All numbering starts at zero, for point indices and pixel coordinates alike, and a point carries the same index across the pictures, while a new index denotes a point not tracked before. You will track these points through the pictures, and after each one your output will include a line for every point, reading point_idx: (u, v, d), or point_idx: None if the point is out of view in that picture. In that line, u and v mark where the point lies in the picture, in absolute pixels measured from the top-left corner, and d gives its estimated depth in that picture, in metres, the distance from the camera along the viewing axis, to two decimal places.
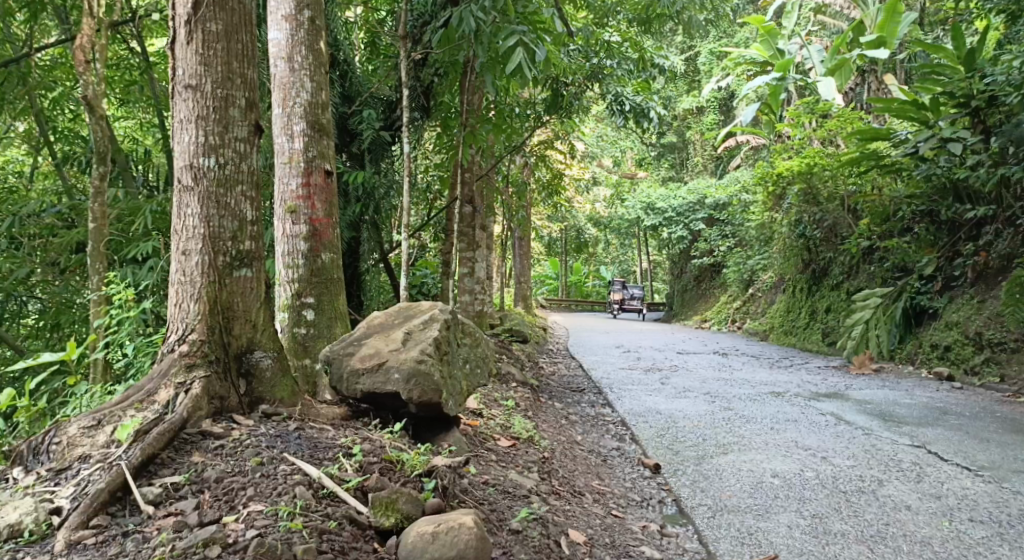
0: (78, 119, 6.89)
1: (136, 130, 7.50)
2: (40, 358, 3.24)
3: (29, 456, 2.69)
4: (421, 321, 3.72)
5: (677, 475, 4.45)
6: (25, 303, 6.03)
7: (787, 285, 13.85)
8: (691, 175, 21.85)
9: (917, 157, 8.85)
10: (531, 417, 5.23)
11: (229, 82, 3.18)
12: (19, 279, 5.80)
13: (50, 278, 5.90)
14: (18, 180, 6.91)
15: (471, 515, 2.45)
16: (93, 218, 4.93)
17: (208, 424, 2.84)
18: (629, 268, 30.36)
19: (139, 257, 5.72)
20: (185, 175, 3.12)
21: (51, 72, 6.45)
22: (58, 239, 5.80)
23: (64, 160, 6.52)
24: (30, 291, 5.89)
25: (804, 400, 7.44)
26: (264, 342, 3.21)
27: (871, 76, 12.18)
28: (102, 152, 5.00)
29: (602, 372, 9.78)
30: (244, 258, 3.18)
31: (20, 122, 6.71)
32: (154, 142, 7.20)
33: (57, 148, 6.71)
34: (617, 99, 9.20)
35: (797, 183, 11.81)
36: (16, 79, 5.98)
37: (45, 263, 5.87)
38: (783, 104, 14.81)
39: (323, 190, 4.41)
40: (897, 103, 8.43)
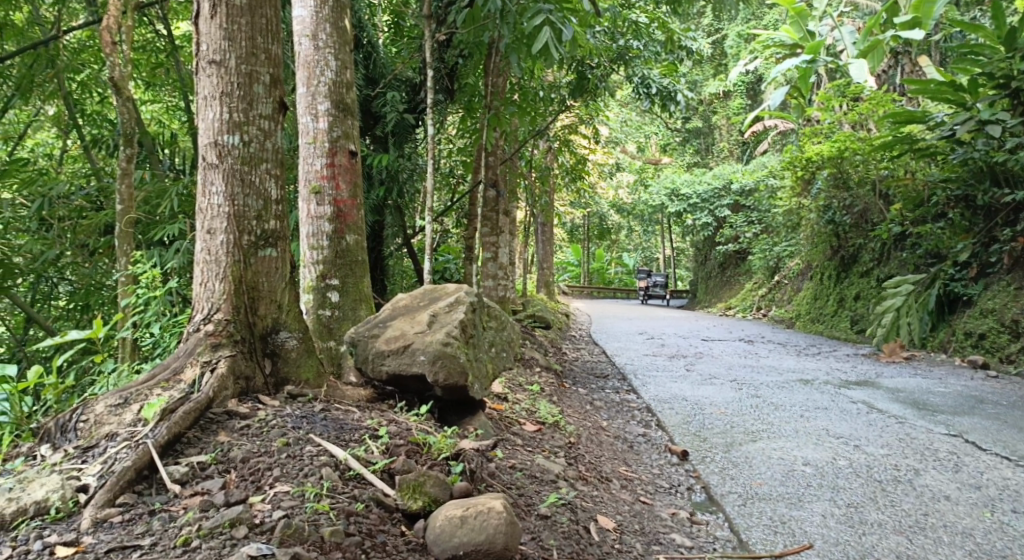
0: (106, 103, 6.90)
1: (163, 114, 7.50)
2: (66, 336, 3.21)
3: (58, 433, 2.68)
4: (446, 303, 3.67)
5: (705, 463, 4.37)
6: (56, 283, 6.09)
7: (814, 272, 13.62)
8: (717, 161, 21.54)
9: (953, 140, 8.59)
10: (556, 402, 5.16)
11: (254, 58, 3.12)
12: (49, 261, 5.83)
13: (80, 260, 5.94)
14: (48, 163, 6.95)
15: (501, 499, 2.39)
16: (121, 200, 4.93)
17: (234, 404, 2.82)
18: (652, 256, 30.09)
19: (166, 238, 5.73)
20: (210, 153, 3.07)
21: (78, 56, 6.43)
22: (87, 221, 5.83)
23: (93, 143, 6.54)
24: (60, 273, 5.93)
25: (834, 388, 7.30)
26: (289, 322, 3.18)
27: (905, 58, 11.86)
28: (129, 134, 4.99)
29: (626, 358, 9.69)
30: (269, 237, 3.14)
31: (50, 106, 6.72)
32: (181, 125, 7.20)
33: (85, 132, 6.73)
34: (644, 82, 9.09)
35: (827, 168, 11.56)
36: (46, 62, 5.97)
37: (75, 245, 5.91)
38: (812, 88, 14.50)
39: (347, 171, 4.36)
40: (934, 85, 8.22)
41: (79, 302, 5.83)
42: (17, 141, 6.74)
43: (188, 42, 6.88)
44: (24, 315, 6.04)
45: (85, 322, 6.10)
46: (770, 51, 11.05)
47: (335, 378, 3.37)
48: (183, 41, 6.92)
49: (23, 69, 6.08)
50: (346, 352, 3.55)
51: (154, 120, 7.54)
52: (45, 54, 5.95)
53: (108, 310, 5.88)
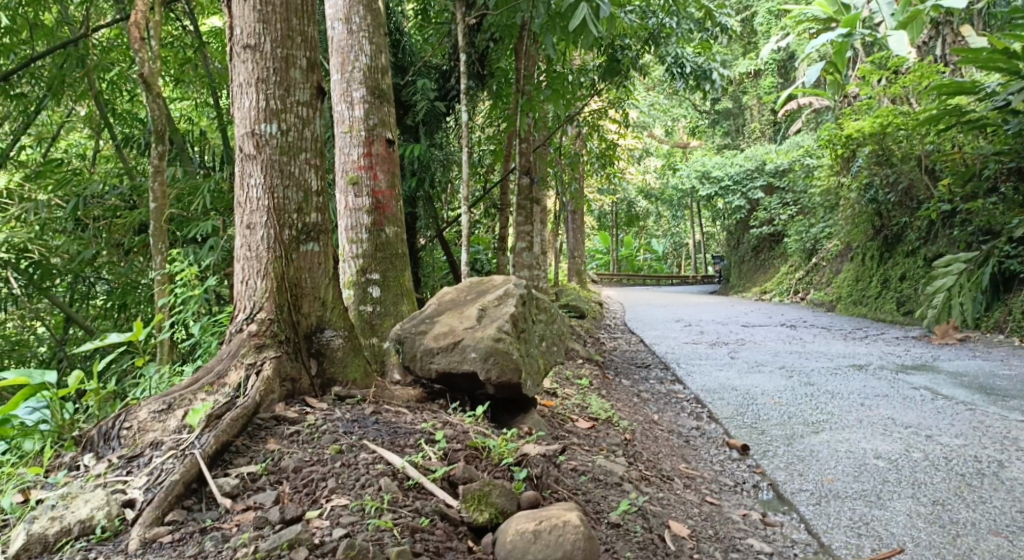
0: (137, 101, 6.81)
1: (192, 111, 7.39)
2: (106, 339, 3.07)
3: (101, 441, 2.56)
4: (495, 296, 3.48)
5: (768, 457, 4.14)
6: (93, 283, 6.01)
7: (854, 253, 13.18)
8: (748, 142, 21.06)
9: (1008, 111, 8.15)
10: (605, 397, 4.97)
11: (289, 41, 2.95)
12: (86, 261, 5.74)
13: (116, 259, 5.88)
14: (81, 164, 6.88)
15: (575, 511, 2.21)
16: (154, 197, 4.83)
17: (282, 409, 2.68)
18: (681, 241, 29.61)
19: (201, 235, 5.61)
20: (247, 143, 2.91)
21: (107, 55, 6.32)
22: (122, 219, 5.75)
23: (125, 142, 6.45)
24: (97, 272, 5.86)
25: (890, 374, 6.99)
26: (335, 320, 3.03)
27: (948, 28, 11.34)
28: (161, 130, 4.87)
29: (665, 347, 9.43)
30: (310, 231, 2.98)
31: (81, 106, 6.65)
32: (211, 122, 7.08)
33: (117, 131, 6.65)
34: (677, 62, 8.89)
35: (868, 145, 11.18)
36: (76, 61, 5.86)
37: (111, 244, 5.84)
38: (848, 63, 14.01)
39: (385, 160, 4.19)
40: (985, 52, 7.60)
41: (117, 302, 5.78)
42: (49, 143, 6.68)
43: (217, 38, 6.76)
44: (63, 315, 5.99)
45: (123, 321, 6.05)
46: (805, 27, 10.62)
47: (383, 377, 3.21)
48: (210, 37, 6.79)
49: (55, 69, 5.97)
50: (392, 349, 3.38)
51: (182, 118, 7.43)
52: (76, 52, 5.83)
53: (146, 309, 5.82)
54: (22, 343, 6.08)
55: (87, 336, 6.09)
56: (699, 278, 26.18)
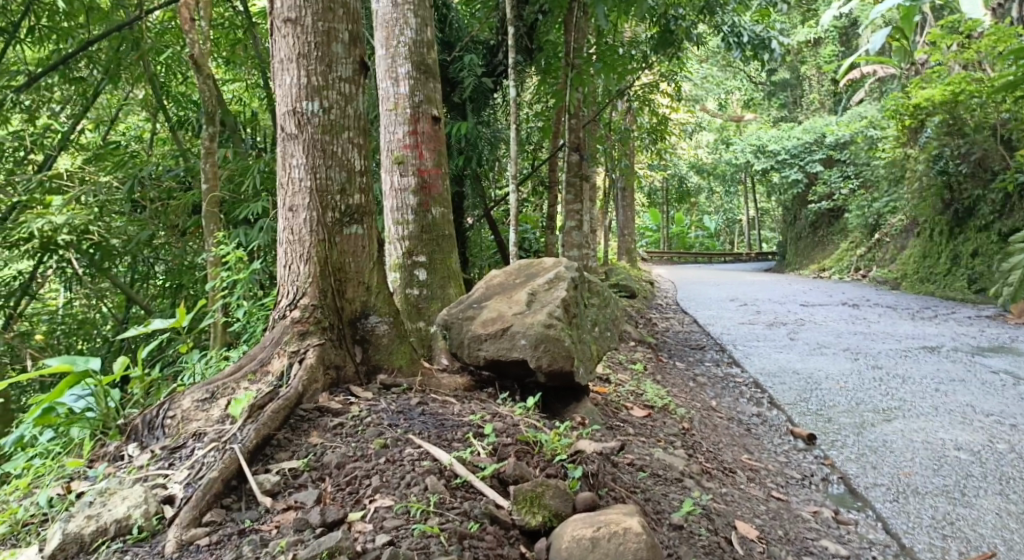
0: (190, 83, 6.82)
1: (243, 93, 7.39)
2: (151, 325, 3.02)
3: (145, 431, 2.53)
4: (545, 279, 3.31)
5: (837, 448, 3.90)
6: (151, 264, 6.08)
7: (920, 228, 12.54)
8: (806, 115, 20.28)
9: None
10: (661, 382, 4.78)
11: (331, 14, 2.82)
12: (143, 242, 5.74)
13: (172, 240, 5.92)
14: (138, 147, 6.96)
15: (635, 516, 2.05)
16: (206, 179, 4.82)
17: (326, 399, 2.58)
18: (734, 218, 28.85)
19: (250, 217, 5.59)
20: (289, 122, 2.80)
21: (161, 38, 6.31)
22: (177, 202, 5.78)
23: (178, 125, 6.47)
24: (153, 253, 5.94)
25: (966, 357, 6.60)
26: (379, 306, 2.92)
27: None
28: (211, 112, 4.84)
29: (720, 328, 9.14)
30: (354, 213, 2.87)
31: (137, 89, 6.69)
32: (261, 103, 7.06)
33: (172, 114, 6.68)
34: (734, 31, 8.49)
35: (937, 114, 10.74)
36: (131, 44, 5.89)
37: (168, 226, 5.89)
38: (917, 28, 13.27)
39: (431, 138, 4.04)
40: None
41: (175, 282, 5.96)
42: (107, 126, 6.77)
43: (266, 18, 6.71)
44: (124, 294, 6.13)
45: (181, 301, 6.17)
46: None
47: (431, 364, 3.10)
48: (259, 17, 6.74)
49: (110, 53, 6.00)
50: (439, 335, 3.25)
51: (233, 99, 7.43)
52: (130, 36, 5.85)
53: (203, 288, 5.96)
54: (87, 322, 6.25)
55: (147, 315, 6.25)
56: (753, 255, 25.47)
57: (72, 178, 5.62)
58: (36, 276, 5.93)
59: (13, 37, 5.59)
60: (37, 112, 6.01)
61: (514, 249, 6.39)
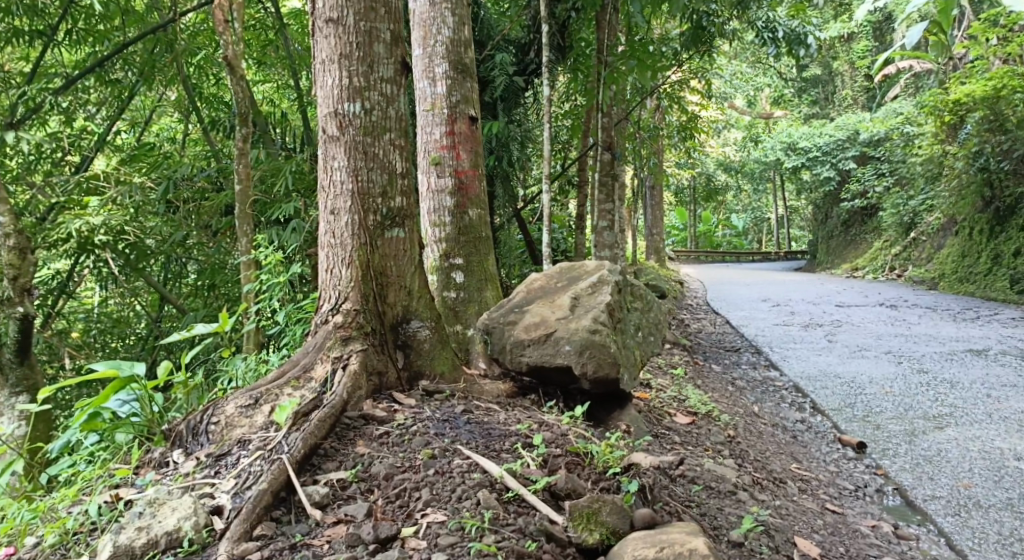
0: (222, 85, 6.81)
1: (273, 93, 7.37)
2: (194, 329, 2.98)
3: (189, 437, 2.54)
4: (589, 283, 3.22)
5: (889, 457, 3.77)
6: (184, 264, 6.11)
7: (958, 226, 12.22)
8: (839, 111, 19.91)
9: None
10: (701, 387, 4.66)
11: (373, 13, 2.76)
12: (177, 242, 5.79)
13: (204, 240, 5.95)
14: (171, 148, 6.98)
15: (697, 536, 1.97)
16: (239, 179, 4.81)
17: (370, 407, 2.53)
18: (763, 217, 28.43)
19: (283, 217, 5.58)
20: (331, 124, 2.75)
21: (194, 40, 6.30)
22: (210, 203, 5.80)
23: (211, 126, 6.46)
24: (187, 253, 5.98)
25: (1016, 362, 6.37)
26: (421, 310, 2.87)
27: None
28: (245, 113, 4.83)
29: (754, 329, 8.96)
30: (396, 216, 2.81)
31: (170, 91, 6.69)
32: (291, 104, 7.05)
33: (204, 115, 6.68)
34: (769, 26, 8.29)
35: (978, 110, 10.53)
36: (165, 46, 5.89)
37: (200, 226, 5.89)
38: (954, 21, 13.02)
39: (468, 138, 3.97)
40: None
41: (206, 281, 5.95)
42: (141, 127, 6.79)
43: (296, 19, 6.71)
44: (157, 293, 6.17)
45: (217, 302, 6.18)
46: None
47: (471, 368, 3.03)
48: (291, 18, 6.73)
49: (145, 55, 6.01)
50: (478, 339, 3.17)
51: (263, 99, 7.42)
52: (164, 37, 5.85)
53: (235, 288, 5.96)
54: (122, 320, 6.32)
55: (179, 314, 6.29)
56: (783, 254, 25.06)
57: (108, 179, 5.56)
58: (74, 276, 5.93)
59: (51, 40, 5.61)
60: (73, 114, 6.03)
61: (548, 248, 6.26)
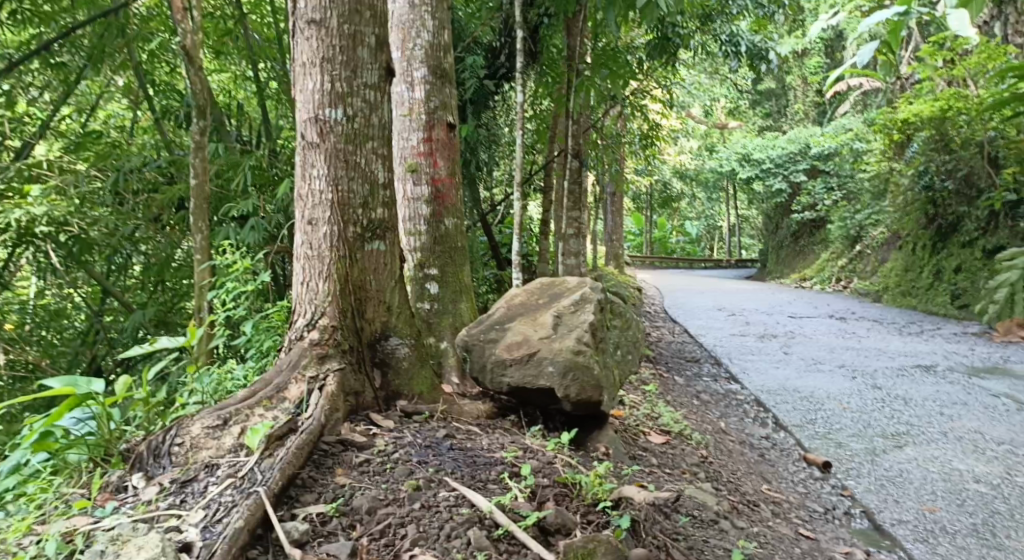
0: (176, 73, 6.48)
1: (230, 84, 7.07)
2: (157, 342, 2.82)
3: (150, 459, 2.37)
4: (571, 301, 3.17)
5: (854, 477, 3.80)
6: (129, 257, 5.72)
7: (902, 241, 12.61)
8: (791, 125, 20.39)
9: None
10: (670, 403, 4.63)
11: (358, 15, 2.62)
12: (124, 237, 5.40)
13: (153, 235, 5.57)
14: (118, 136, 6.60)
15: None
16: (195, 174, 4.57)
17: (347, 430, 2.45)
18: (715, 225, 28.94)
19: (241, 215, 5.34)
20: (310, 130, 2.64)
21: (147, 25, 5.97)
22: (159, 196, 5.44)
23: (164, 115, 6.12)
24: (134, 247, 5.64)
25: (962, 378, 6.55)
26: (400, 327, 2.79)
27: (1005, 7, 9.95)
28: (202, 105, 4.59)
29: (712, 339, 9.05)
30: (376, 229, 2.73)
31: (120, 77, 6.34)
32: (249, 96, 6.77)
33: (156, 104, 6.34)
34: (732, 40, 8.37)
35: (925, 130, 10.74)
36: (116, 31, 5.54)
37: (147, 219, 5.49)
38: (903, 42, 13.40)
39: (446, 146, 3.89)
40: None
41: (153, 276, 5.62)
42: (86, 112, 6.39)
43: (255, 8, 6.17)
44: (99, 285, 5.78)
45: (166, 297, 5.94)
46: None
47: (449, 387, 2.93)
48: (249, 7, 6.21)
49: (94, 39, 5.67)
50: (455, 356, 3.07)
51: (219, 90, 7.12)
52: (115, 21, 5.51)
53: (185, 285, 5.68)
54: (59, 312, 5.93)
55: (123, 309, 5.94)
56: (734, 262, 25.53)
57: (51, 167, 5.43)
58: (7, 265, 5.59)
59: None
60: (15, 98, 5.65)
61: (520, 256, 6.18)
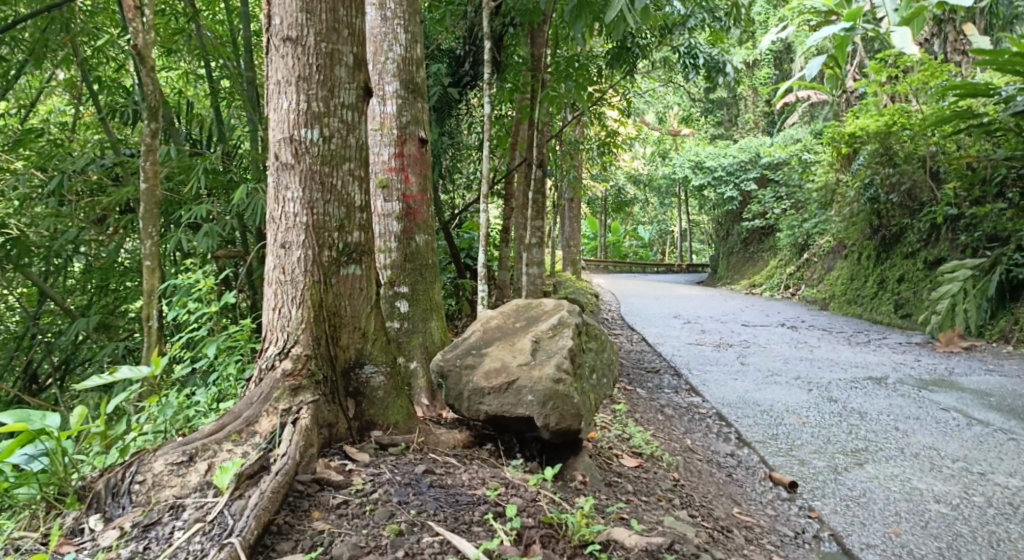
0: (123, 69, 6.14)
1: (179, 81, 6.75)
2: (116, 373, 2.68)
3: (108, 498, 2.23)
4: (549, 326, 3.14)
5: (821, 497, 3.86)
6: (70, 259, 5.38)
7: (848, 250, 12.96)
8: (741, 134, 20.76)
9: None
10: (639, 421, 4.61)
11: (335, 34, 2.55)
12: (67, 240, 5.14)
13: (98, 237, 5.27)
14: (59, 133, 6.23)
15: None
16: (145, 178, 4.30)
17: (322, 467, 2.34)
18: (666, 230, 29.31)
19: (193, 221, 5.09)
20: (285, 150, 2.55)
21: (93, 19, 5.60)
22: (106, 197, 5.09)
23: (110, 113, 5.74)
24: (77, 250, 5.32)
25: (912, 390, 6.72)
26: (375, 354, 2.70)
27: (947, 26, 10.26)
28: (154, 107, 4.32)
29: (669, 348, 9.12)
30: (352, 253, 2.63)
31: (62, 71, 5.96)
32: (201, 95, 6.47)
33: (102, 101, 5.99)
34: (689, 52, 8.27)
35: (871, 143, 10.75)
36: (60, 26, 5.22)
37: (91, 220, 5.21)
38: (850, 57, 13.73)
39: (418, 161, 3.82)
40: (1005, 55, 6.85)
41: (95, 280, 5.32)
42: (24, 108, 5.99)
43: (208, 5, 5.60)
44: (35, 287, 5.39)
45: (106, 295, 5.52)
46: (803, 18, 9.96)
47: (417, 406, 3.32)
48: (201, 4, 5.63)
49: (34, 33, 5.31)
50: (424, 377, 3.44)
51: (168, 87, 6.78)
52: (59, 16, 5.20)
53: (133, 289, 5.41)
54: None
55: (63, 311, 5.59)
56: (684, 267, 25.90)
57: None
58: None
59: None
60: None
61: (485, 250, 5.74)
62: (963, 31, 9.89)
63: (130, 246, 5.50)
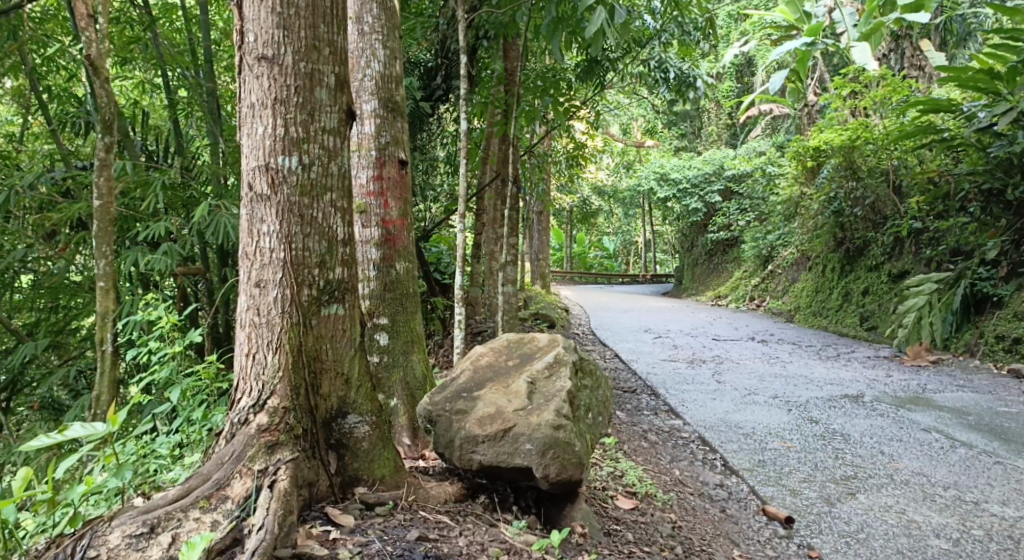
0: (74, 78, 5.74)
1: (134, 89, 6.37)
2: (67, 432, 2.40)
3: None
4: (544, 365, 2.95)
5: (818, 533, 3.76)
6: (14, 277, 4.95)
7: (812, 262, 13.02)
8: (704, 146, 20.84)
9: (989, 134, 7.55)
10: (626, 453, 4.43)
11: (316, 53, 2.35)
12: (14, 258, 4.74)
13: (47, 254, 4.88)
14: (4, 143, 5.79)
15: None
16: (99, 194, 3.93)
17: (302, 535, 2.11)
18: (630, 240, 29.38)
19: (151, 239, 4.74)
20: (260, 180, 2.33)
21: (42, 26, 5.19)
22: (56, 212, 4.72)
23: (59, 124, 5.33)
24: (23, 268, 4.91)
25: (890, 408, 6.67)
26: (360, 402, 2.46)
27: (905, 42, 10.34)
28: (108, 120, 3.98)
29: (643, 365, 8.97)
30: (335, 291, 2.41)
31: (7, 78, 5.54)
32: (158, 103, 6.10)
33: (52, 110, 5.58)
34: (660, 65, 8.01)
35: (836, 157, 10.76)
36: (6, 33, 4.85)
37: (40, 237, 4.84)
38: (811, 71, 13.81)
39: (397, 185, 3.59)
40: (970, 72, 6.82)
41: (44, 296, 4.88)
42: None
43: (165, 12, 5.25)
44: None
45: (58, 314, 5.10)
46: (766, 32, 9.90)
47: (400, 446, 3.19)
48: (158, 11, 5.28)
49: None
50: (405, 415, 3.29)
51: (122, 96, 6.38)
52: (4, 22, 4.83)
53: (84, 308, 4.98)
54: None
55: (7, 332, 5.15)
56: (649, 277, 25.89)
57: None
58: None
59: None
60: None
61: (460, 259, 5.30)
62: (922, 46, 9.97)
63: (82, 259, 5.07)
